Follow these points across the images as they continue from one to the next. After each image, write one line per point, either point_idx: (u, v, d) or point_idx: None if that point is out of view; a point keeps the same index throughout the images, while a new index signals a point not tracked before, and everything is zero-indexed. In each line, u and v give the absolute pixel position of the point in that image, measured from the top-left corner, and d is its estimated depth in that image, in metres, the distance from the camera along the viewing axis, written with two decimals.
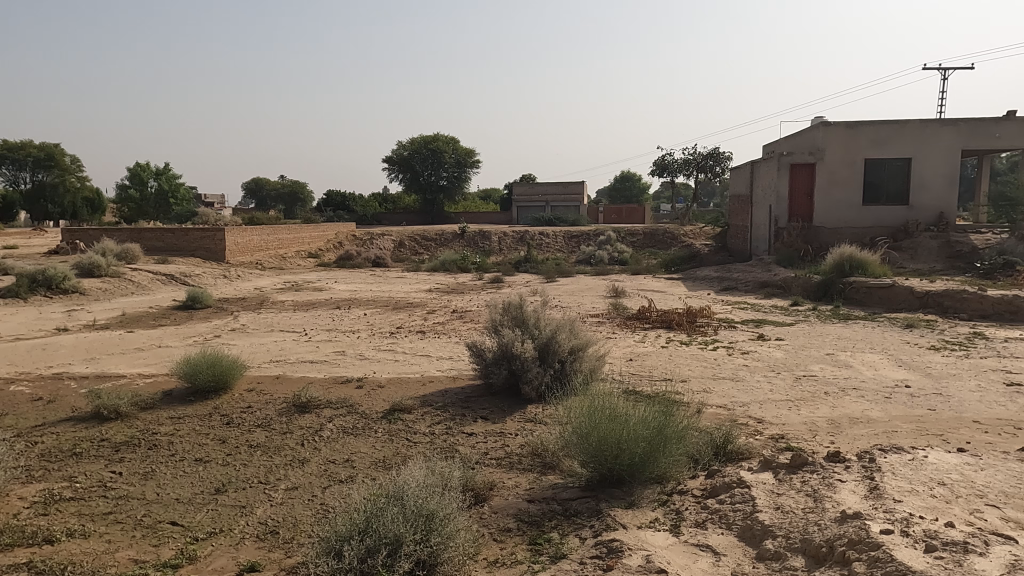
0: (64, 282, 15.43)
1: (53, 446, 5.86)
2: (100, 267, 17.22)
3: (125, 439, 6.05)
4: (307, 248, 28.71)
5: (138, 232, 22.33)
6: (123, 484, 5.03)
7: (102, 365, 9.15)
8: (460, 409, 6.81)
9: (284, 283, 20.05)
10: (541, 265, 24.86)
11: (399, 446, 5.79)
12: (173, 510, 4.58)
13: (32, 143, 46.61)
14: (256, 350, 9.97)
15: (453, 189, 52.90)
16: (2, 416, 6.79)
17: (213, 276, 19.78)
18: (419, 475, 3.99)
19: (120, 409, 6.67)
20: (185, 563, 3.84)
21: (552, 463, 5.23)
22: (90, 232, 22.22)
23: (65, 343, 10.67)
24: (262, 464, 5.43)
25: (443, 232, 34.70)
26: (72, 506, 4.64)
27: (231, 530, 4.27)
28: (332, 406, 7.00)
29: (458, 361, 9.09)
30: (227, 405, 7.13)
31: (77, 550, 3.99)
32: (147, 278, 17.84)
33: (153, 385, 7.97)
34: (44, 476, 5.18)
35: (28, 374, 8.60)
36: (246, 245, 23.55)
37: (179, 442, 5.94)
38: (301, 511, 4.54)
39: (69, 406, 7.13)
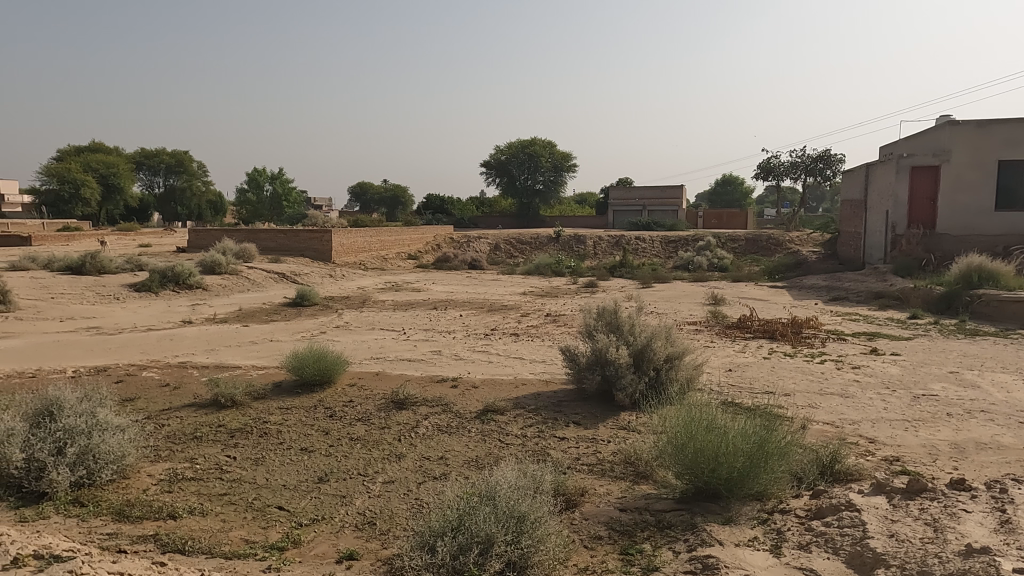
0: (190, 278, 16.72)
1: (177, 429, 6.37)
2: (221, 265, 18.51)
3: (239, 426, 6.48)
4: (406, 249, 29.69)
5: (254, 233, 23.93)
6: (236, 468, 5.39)
7: (220, 355, 9.84)
8: (553, 412, 6.84)
9: (385, 283, 20.80)
10: (637, 270, 24.47)
11: (492, 446, 5.88)
12: (280, 495, 4.86)
13: (165, 150, 51.90)
14: (358, 347, 10.38)
15: (548, 193, 53.08)
16: (136, 398, 7.47)
17: (320, 275, 20.86)
18: (511, 477, 4.04)
19: (235, 397, 7.16)
20: (290, 546, 4.06)
21: (645, 473, 5.14)
22: (213, 232, 24.00)
23: (189, 335, 11.54)
24: (362, 457, 5.66)
25: (538, 236, 34.95)
26: (192, 485, 5.03)
27: (332, 518, 4.47)
28: (428, 404, 7.19)
29: (551, 364, 9.09)
30: (330, 398, 7.49)
31: (196, 526, 4.32)
32: (261, 276, 19.07)
33: (266, 377, 8.51)
34: (169, 456, 5.64)
35: (157, 362, 9.39)
36: (351, 246, 24.66)
37: (287, 432, 6.30)
38: (397, 505, 4.69)
39: (191, 393, 7.73)
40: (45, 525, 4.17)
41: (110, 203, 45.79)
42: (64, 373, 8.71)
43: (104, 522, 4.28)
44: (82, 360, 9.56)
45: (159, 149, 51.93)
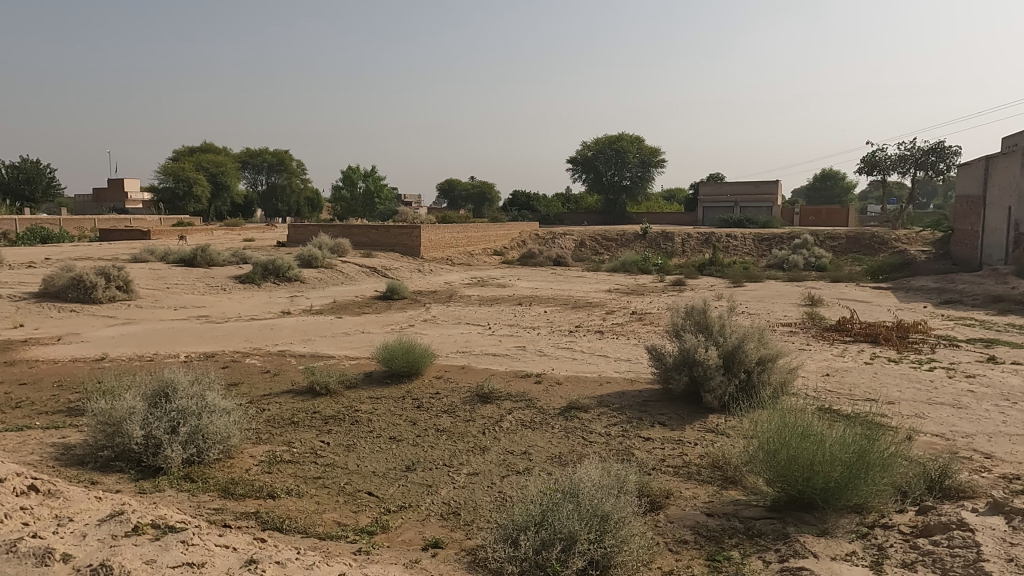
0: (289, 271, 17.57)
1: (277, 414, 6.75)
2: (317, 259, 19.37)
3: (333, 413, 6.77)
4: (492, 245, 30.05)
5: (348, 228, 24.92)
6: (330, 454, 5.63)
7: (316, 345, 10.33)
8: (638, 412, 6.74)
9: (471, 278, 21.13)
10: (727, 269, 23.67)
11: (576, 443, 5.86)
12: (370, 482, 5.04)
13: (267, 150, 55.24)
14: (444, 341, 10.61)
15: (636, 189, 52.18)
16: (240, 383, 7.97)
17: (410, 270, 21.45)
18: (596, 475, 4.01)
19: (329, 386, 7.49)
20: (379, 531, 4.21)
21: (733, 478, 4.97)
22: (310, 228, 25.16)
23: (287, 325, 12.16)
24: (447, 448, 5.78)
25: (624, 232, 34.49)
26: (289, 468, 5.30)
27: (418, 507, 4.60)
28: (512, 399, 7.25)
29: (637, 363, 8.95)
30: (418, 389, 7.69)
31: (292, 507, 4.55)
32: (355, 270, 19.83)
33: (358, 367, 8.86)
34: (269, 439, 5.98)
35: (259, 349, 9.96)
36: (439, 241, 25.20)
37: (377, 420, 6.53)
38: (481, 497, 4.76)
39: (289, 380, 8.16)
40: (160, 497, 4.52)
41: (219, 201, 48.87)
42: (178, 357, 9.40)
43: (211, 498, 4.59)
44: (193, 346, 10.28)
45: (262, 148, 55.38)
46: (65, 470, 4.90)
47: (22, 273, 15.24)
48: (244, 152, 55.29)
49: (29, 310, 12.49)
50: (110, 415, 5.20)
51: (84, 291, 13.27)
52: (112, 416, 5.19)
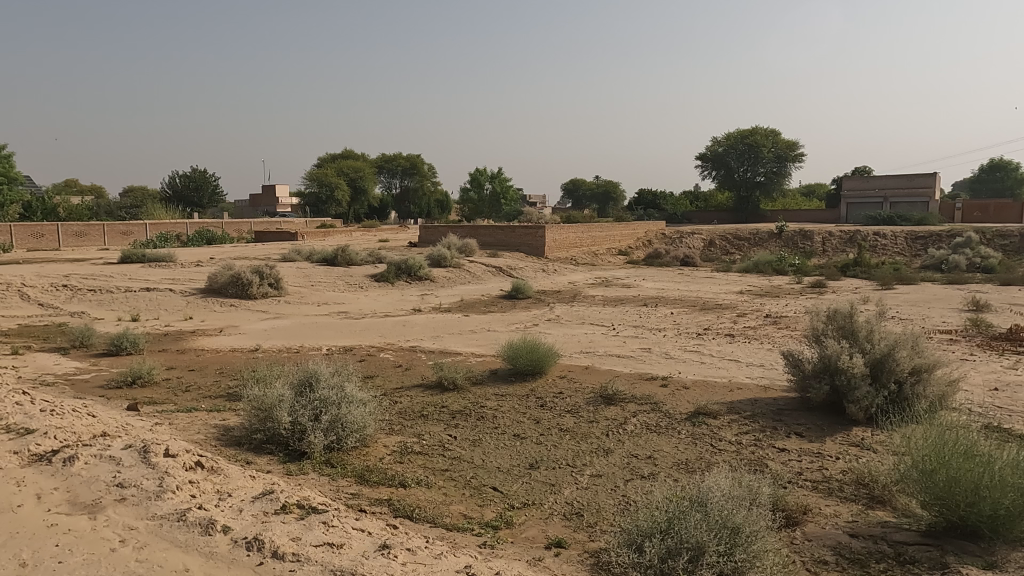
0: (421, 270, 18.36)
1: (408, 406, 7.06)
2: (446, 258, 20.06)
3: (460, 408, 6.98)
4: (617, 245, 29.69)
5: (475, 229, 25.61)
6: (456, 447, 5.81)
7: (444, 342, 10.71)
8: (772, 421, 6.37)
9: (596, 278, 20.97)
10: (874, 270, 21.82)
11: (704, 450, 5.65)
12: (495, 477, 5.15)
13: (401, 155, 58.03)
14: (568, 340, 10.62)
15: (771, 186, 49.42)
16: (376, 376, 8.44)
17: (534, 269, 21.66)
18: (726, 485, 3.83)
19: (456, 381, 7.73)
20: (503, 526, 4.28)
21: (881, 498, 4.57)
22: (440, 228, 26.12)
23: (417, 322, 12.69)
24: (570, 448, 5.78)
25: (757, 231, 32.80)
26: (419, 459, 5.53)
27: (541, 505, 4.63)
28: (637, 402, 7.12)
29: (771, 369, 8.47)
30: (542, 388, 7.75)
31: (422, 496, 4.74)
32: (481, 269, 20.35)
33: (484, 363, 9.10)
34: (401, 430, 6.27)
35: (392, 345, 10.48)
36: (563, 241, 25.26)
37: (502, 417, 6.65)
38: (604, 499, 4.71)
39: (419, 374, 8.52)
40: (304, 479, 4.88)
41: (357, 204, 52.04)
42: (320, 350, 10.11)
43: (349, 483, 4.89)
44: (333, 340, 11.00)
45: (397, 153, 58.28)
46: (225, 449, 5.42)
47: (191, 270, 17.07)
48: (380, 157, 58.46)
49: (196, 304, 13.95)
50: (262, 402, 5.69)
51: (242, 287, 14.65)
52: (264, 402, 5.68)
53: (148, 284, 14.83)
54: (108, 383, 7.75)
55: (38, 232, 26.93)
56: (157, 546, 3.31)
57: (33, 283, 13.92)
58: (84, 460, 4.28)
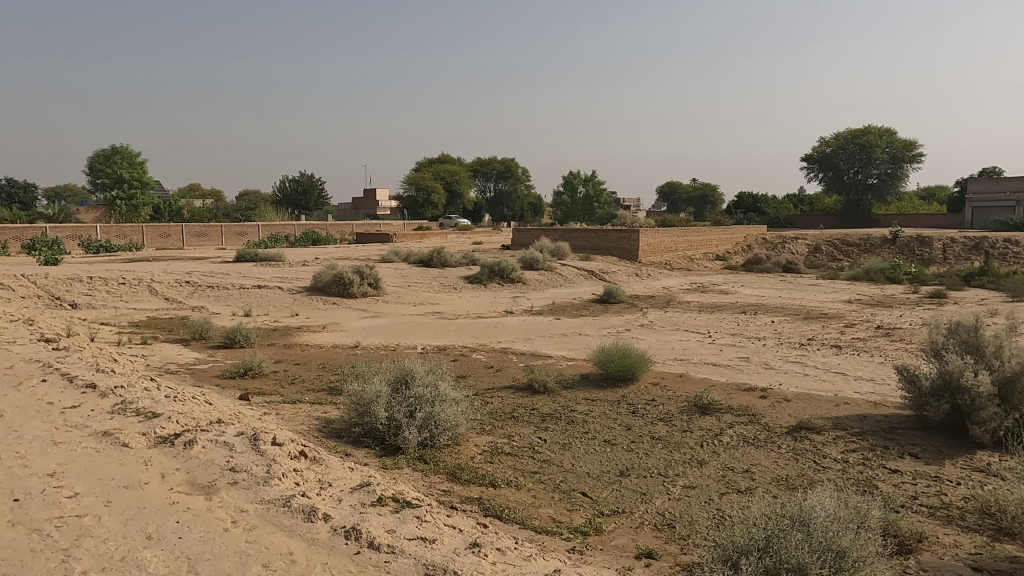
0: (513, 273, 18.52)
1: (499, 407, 7.14)
2: (538, 261, 20.14)
3: (550, 411, 6.99)
4: (714, 249, 28.79)
5: (568, 232, 25.59)
6: (547, 450, 5.82)
7: (536, 344, 10.77)
8: (883, 439, 5.96)
9: (691, 283, 20.41)
10: (1003, 280, 19.98)
11: (806, 466, 5.37)
12: (585, 482, 5.11)
13: (496, 159, 58.87)
14: (662, 347, 10.40)
15: (884, 189, 46.35)
16: (468, 376, 8.60)
17: (627, 274, 21.36)
18: (831, 505, 3.62)
19: (547, 384, 7.74)
20: (592, 532, 4.24)
21: (1009, 531, 4.17)
22: (533, 231, 26.26)
23: (509, 324, 12.82)
24: (662, 457, 5.65)
25: (868, 237, 30.85)
26: (509, 460, 5.58)
27: (632, 513, 4.55)
28: (734, 413, 6.86)
29: (882, 384, 7.92)
30: (633, 394, 7.63)
31: (511, 497, 4.78)
32: (573, 273, 20.29)
33: (575, 367, 9.06)
34: (491, 431, 6.34)
35: (484, 346, 10.64)
36: (657, 245, 24.77)
37: (592, 422, 6.60)
38: (698, 512, 4.56)
39: (510, 376, 8.61)
40: (399, 474, 5.04)
41: (452, 207, 53.29)
42: (416, 348, 10.42)
43: (441, 480, 5.00)
44: (428, 339, 11.31)
45: (492, 157, 59.17)
46: (326, 440, 5.68)
47: (299, 270, 18.04)
48: (476, 160, 59.56)
49: (302, 301, 14.73)
50: (361, 397, 5.93)
51: (344, 286, 15.33)
52: (363, 398, 5.91)
53: (260, 282, 15.80)
54: (223, 373, 8.32)
55: (165, 231, 29.34)
56: (265, 529, 3.51)
57: (161, 279, 15.16)
58: (201, 445, 4.60)
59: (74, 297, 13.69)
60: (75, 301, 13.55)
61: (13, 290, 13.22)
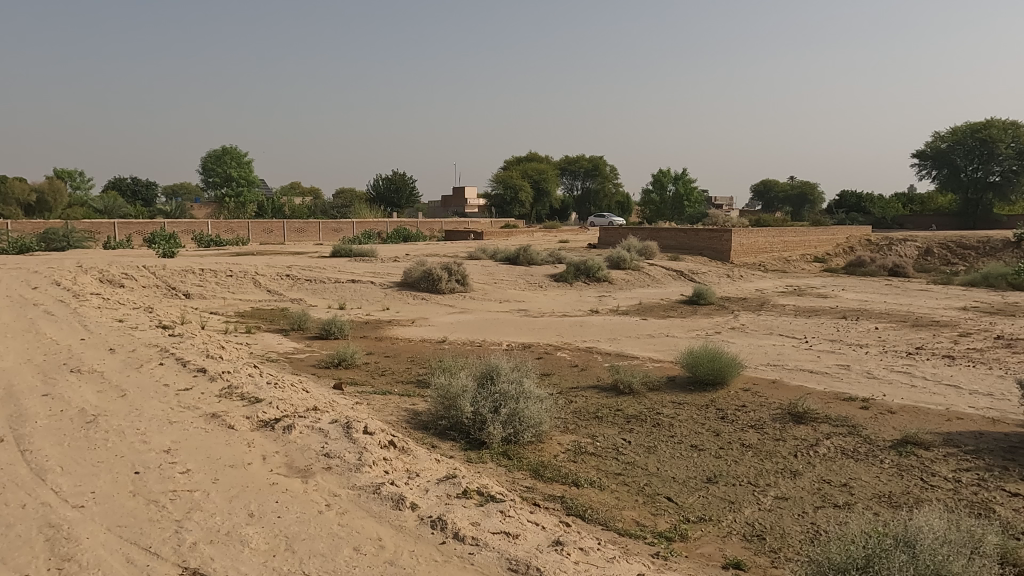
0: (600, 272, 18.34)
1: (583, 407, 7.10)
2: (626, 260, 19.87)
3: (635, 413, 6.88)
4: (813, 251, 27.41)
5: (656, 231, 25.10)
6: (631, 452, 5.73)
7: (621, 345, 10.63)
8: (1002, 460, 5.49)
9: (787, 286, 19.53)
10: None
11: (910, 484, 5.02)
12: (670, 487, 5.00)
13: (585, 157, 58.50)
14: (754, 351, 10.01)
15: (1009, 186, 42.23)
16: (552, 374, 8.59)
17: (718, 275, 20.70)
18: (940, 526, 3.37)
19: (632, 386, 7.63)
20: (677, 538, 4.14)
21: None
22: (621, 230, 25.93)
23: (595, 323, 12.71)
24: (752, 465, 5.44)
25: (989, 240, 28.45)
26: (592, 460, 5.54)
27: (719, 522, 4.41)
28: (832, 423, 6.51)
29: (1002, 400, 7.27)
30: (723, 399, 7.39)
31: (594, 498, 4.74)
32: (662, 273, 19.87)
33: (661, 369, 8.87)
34: (575, 430, 6.32)
35: (569, 344, 10.60)
36: (751, 246, 23.87)
37: (679, 426, 6.44)
38: (790, 525, 4.37)
39: (595, 376, 8.53)
40: (483, 468, 5.11)
41: (539, 206, 53.47)
42: (501, 345, 10.53)
43: (524, 476, 5.03)
44: (513, 336, 11.39)
45: (580, 155, 58.86)
46: (414, 431, 5.84)
47: (390, 265, 18.63)
48: (564, 158, 59.46)
49: (393, 296, 15.20)
50: (448, 391, 6.06)
51: (433, 282, 15.69)
52: (449, 392, 6.05)
53: (353, 276, 16.44)
54: (318, 363, 8.72)
55: (268, 227, 31.05)
56: (356, 514, 3.66)
57: (263, 271, 16.07)
58: (299, 430, 4.85)
59: (187, 288, 14.74)
60: (188, 291, 14.59)
61: (135, 279, 14.38)
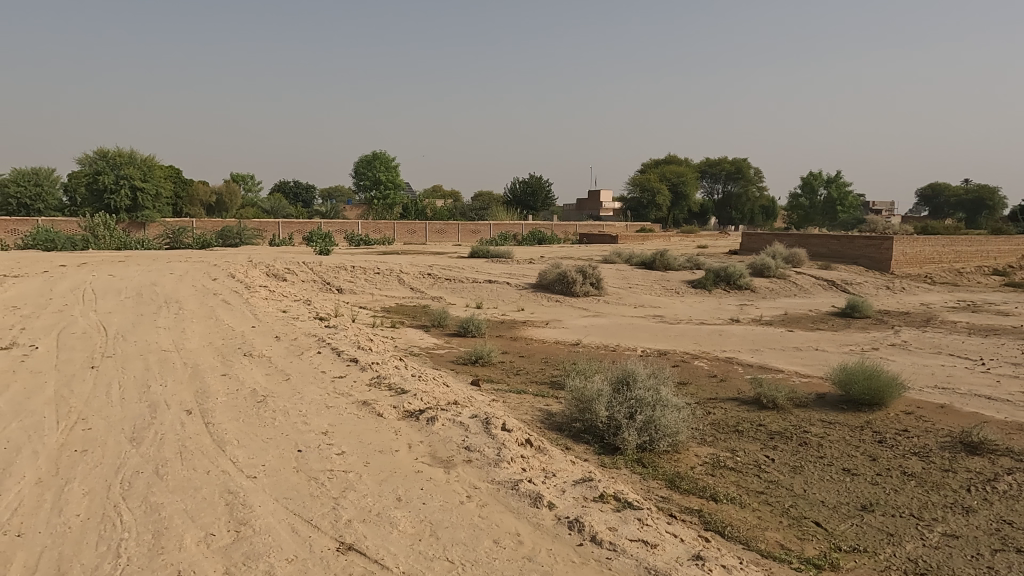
0: (741, 280, 17.51)
1: (722, 419, 6.82)
2: (770, 268, 18.82)
3: (779, 429, 6.51)
4: (992, 262, 24.48)
5: (805, 238, 23.61)
6: (774, 471, 5.42)
7: (764, 356, 10.10)
8: None
9: (958, 301, 17.58)
10: None
11: None
12: (818, 512, 4.67)
13: (727, 160, 55.68)
14: (918, 371, 9.11)
15: None
16: (689, 384, 8.31)
17: (876, 286, 19.07)
18: None
19: (777, 401, 7.21)
20: (826, 566, 3.87)
21: None
22: (766, 235, 24.62)
23: (735, 332, 12.17)
24: (915, 496, 4.96)
25: None
26: (732, 475, 5.30)
27: (876, 555, 4.07)
28: (1014, 457, 5.77)
29: None
30: (880, 422, 6.79)
31: (734, 515, 4.53)
32: (810, 283, 18.63)
33: (809, 385, 8.31)
34: (713, 442, 6.07)
35: (708, 354, 10.23)
36: (915, 256, 21.77)
37: (829, 447, 6.00)
38: (961, 566, 3.93)
39: (735, 388, 8.16)
40: (618, 474, 5.06)
41: (677, 209, 51.95)
42: (636, 351, 10.37)
43: (659, 485, 4.92)
44: (648, 342, 11.19)
45: (722, 158, 56.18)
46: (548, 432, 5.90)
47: (526, 267, 18.96)
48: (705, 162, 57.36)
49: (528, 297, 15.46)
50: (583, 394, 6.08)
51: (567, 285, 15.78)
52: (585, 394, 6.05)
53: (490, 277, 16.91)
54: (457, 359, 9.06)
55: (412, 228, 32.74)
56: (495, 508, 3.76)
57: (407, 270, 16.95)
58: (441, 422, 5.07)
59: (340, 283, 15.90)
60: (340, 286, 15.72)
61: (296, 274, 15.73)
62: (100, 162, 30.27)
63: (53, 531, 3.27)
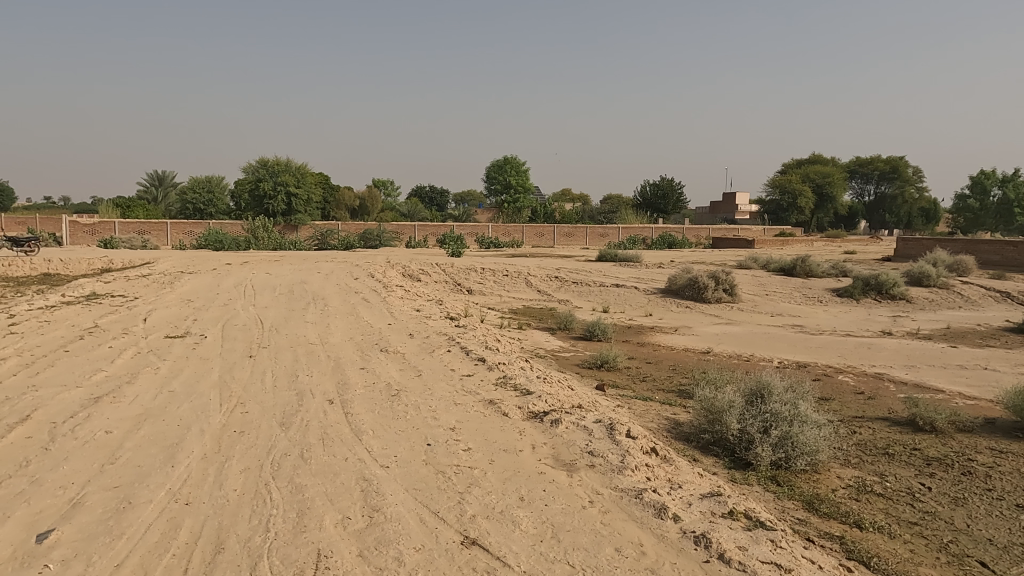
0: (895, 289, 16.04)
1: (869, 440, 6.27)
2: (930, 277, 17.08)
3: (937, 455, 5.88)
4: None
5: (974, 244, 21.19)
6: (931, 501, 4.90)
7: (921, 374, 9.18)
8: None
9: None
10: None
11: None
12: (984, 551, 4.16)
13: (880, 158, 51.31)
14: None
15: None
16: (832, 399, 7.74)
17: None
18: None
19: (935, 424, 6.52)
20: None
21: None
22: (926, 242, 22.40)
23: (887, 346, 11.15)
24: None
25: None
26: (880, 501, 4.85)
27: None
28: None
29: None
30: None
31: (882, 546, 4.14)
32: (979, 294, 16.69)
33: (975, 409, 7.44)
34: (858, 464, 5.60)
35: (854, 368, 9.47)
36: None
37: (999, 479, 5.34)
38: None
39: (885, 406, 7.48)
40: (749, 491, 4.81)
41: (822, 211, 48.71)
42: (772, 361, 9.82)
43: (796, 507, 4.61)
44: (786, 353, 10.54)
45: (874, 156, 51.96)
46: (674, 442, 5.73)
47: (655, 271, 18.55)
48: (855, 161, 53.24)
49: (656, 302, 15.10)
50: (713, 405, 5.83)
51: (698, 290, 15.23)
52: (715, 405, 5.80)
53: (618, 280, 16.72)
54: (583, 363, 9.04)
55: (541, 232, 33.13)
56: (617, 515, 3.70)
57: (535, 273, 17.15)
58: (565, 425, 5.07)
59: (470, 284, 16.39)
60: (470, 287, 16.21)
61: (429, 275, 16.40)
62: (261, 170, 33.36)
63: (215, 502, 3.63)
